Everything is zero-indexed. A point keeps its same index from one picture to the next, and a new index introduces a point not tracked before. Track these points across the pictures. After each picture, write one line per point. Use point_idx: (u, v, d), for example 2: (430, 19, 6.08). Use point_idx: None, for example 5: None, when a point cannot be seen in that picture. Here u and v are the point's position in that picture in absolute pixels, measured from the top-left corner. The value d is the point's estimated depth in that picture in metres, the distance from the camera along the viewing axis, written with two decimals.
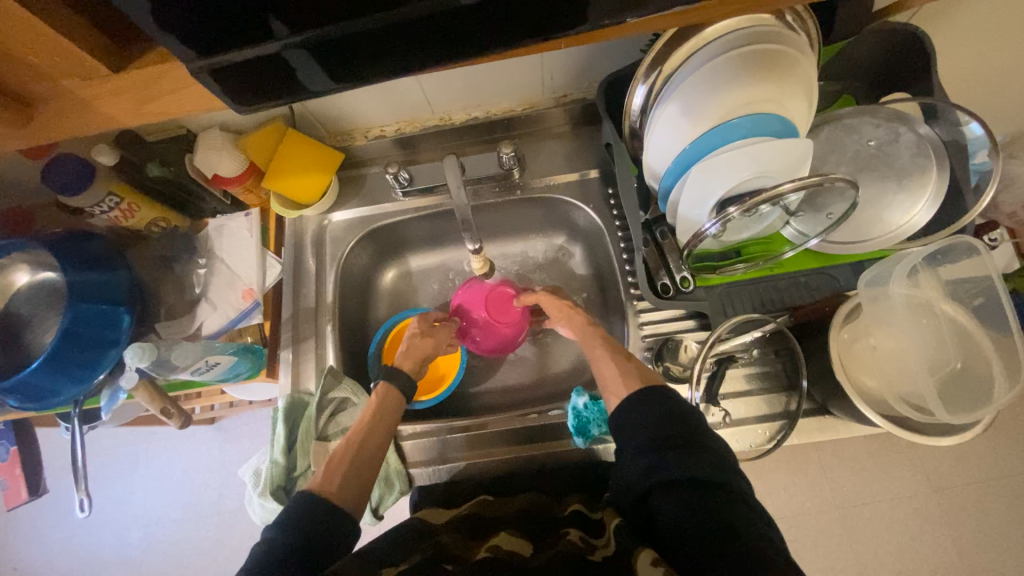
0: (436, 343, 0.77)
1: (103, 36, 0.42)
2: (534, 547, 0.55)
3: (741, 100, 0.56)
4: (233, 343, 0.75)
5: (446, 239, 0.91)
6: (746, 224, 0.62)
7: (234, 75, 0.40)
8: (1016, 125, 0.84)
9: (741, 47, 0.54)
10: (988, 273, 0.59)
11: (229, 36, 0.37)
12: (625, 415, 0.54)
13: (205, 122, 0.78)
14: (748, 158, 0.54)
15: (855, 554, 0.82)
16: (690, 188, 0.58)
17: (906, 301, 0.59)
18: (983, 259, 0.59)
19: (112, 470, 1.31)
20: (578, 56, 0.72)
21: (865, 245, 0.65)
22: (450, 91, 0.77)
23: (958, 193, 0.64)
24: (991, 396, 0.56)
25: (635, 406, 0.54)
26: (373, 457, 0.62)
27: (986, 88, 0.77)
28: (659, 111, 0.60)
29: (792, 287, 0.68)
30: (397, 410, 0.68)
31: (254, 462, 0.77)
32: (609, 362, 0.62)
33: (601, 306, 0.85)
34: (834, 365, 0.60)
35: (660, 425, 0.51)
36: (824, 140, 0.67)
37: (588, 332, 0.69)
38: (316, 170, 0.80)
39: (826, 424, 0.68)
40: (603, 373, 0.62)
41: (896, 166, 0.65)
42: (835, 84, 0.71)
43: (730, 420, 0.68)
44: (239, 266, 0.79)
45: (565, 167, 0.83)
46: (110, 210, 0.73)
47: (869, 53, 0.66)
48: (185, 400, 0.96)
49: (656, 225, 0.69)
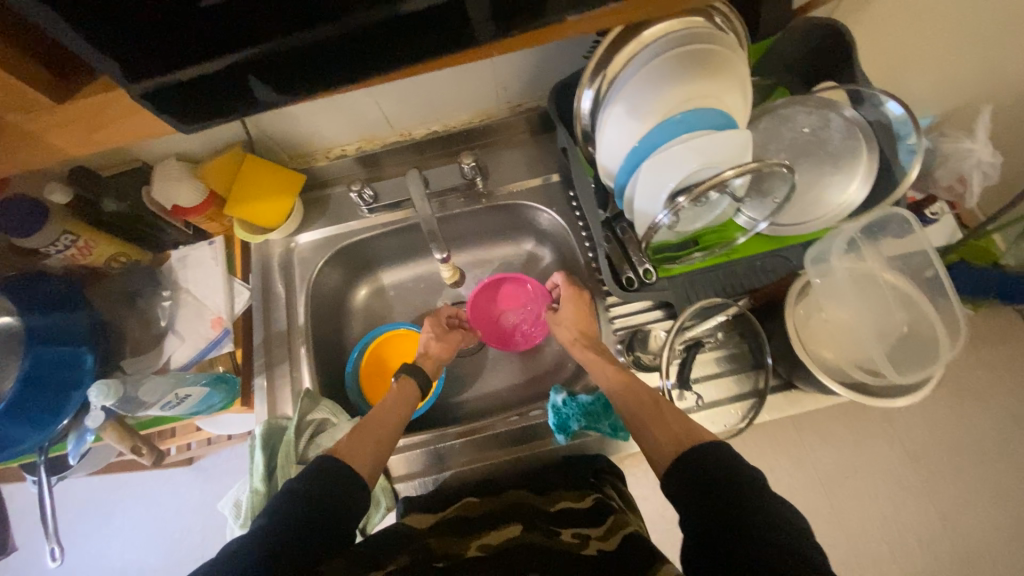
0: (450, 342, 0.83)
1: (44, 68, 0.42)
2: (523, 527, 0.59)
3: (680, 98, 0.59)
4: (205, 374, 0.73)
5: (416, 251, 0.91)
6: (697, 213, 0.65)
7: (177, 93, 0.41)
8: (941, 107, 0.91)
9: (676, 49, 0.58)
10: (923, 248, 0.62)
11: (166, 55, 0.38)
12: (670, 477, 0.54)
13: (161, 153, 0.77)
14: (694, 151, 0.57)
15: (843, 526, 0.82)
16: (643, 183, 0.60)
17: (850, 274, 0.63)
18: (917, 235, 0.62)
19: (83, 525, 1.25)
20: (528, 66, 0.75)
21: (811, 224, 0.69)
22: (407, 106, 0.78)
23: (890, 170, 0.68)
24: (935, 354, 0.58)
25: (690, 465, 0.53)
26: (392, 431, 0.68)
27: (907, 74, 0.83)
28: (606, 112, 0.63)
29: (750, 272, 0.70)
30: (416, 395, 0.75)
31: (234, 493, 0.73)
32: (642, 415, 0.62)
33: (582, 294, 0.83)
34: (792, 341, 0.63)
35: (721, 483, 0.49)
36: (762, 130, 0.71)
37: (602, 364, 0.70)
38: (278, 193, 0.80)
39: (794, 398, 0.70)
40: (637, 428, 0.62)
41: (830, 150, 0.69)
42: (768, 79, 0.75)
43: (702, 402, 0.70)
44: (205, 294, 0.79)
45: (527, 174, 0.85)
46: (65, 249, 0.71)
47: (797, 48, 0.71)
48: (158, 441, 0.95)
49: (617, 221, 0.73)
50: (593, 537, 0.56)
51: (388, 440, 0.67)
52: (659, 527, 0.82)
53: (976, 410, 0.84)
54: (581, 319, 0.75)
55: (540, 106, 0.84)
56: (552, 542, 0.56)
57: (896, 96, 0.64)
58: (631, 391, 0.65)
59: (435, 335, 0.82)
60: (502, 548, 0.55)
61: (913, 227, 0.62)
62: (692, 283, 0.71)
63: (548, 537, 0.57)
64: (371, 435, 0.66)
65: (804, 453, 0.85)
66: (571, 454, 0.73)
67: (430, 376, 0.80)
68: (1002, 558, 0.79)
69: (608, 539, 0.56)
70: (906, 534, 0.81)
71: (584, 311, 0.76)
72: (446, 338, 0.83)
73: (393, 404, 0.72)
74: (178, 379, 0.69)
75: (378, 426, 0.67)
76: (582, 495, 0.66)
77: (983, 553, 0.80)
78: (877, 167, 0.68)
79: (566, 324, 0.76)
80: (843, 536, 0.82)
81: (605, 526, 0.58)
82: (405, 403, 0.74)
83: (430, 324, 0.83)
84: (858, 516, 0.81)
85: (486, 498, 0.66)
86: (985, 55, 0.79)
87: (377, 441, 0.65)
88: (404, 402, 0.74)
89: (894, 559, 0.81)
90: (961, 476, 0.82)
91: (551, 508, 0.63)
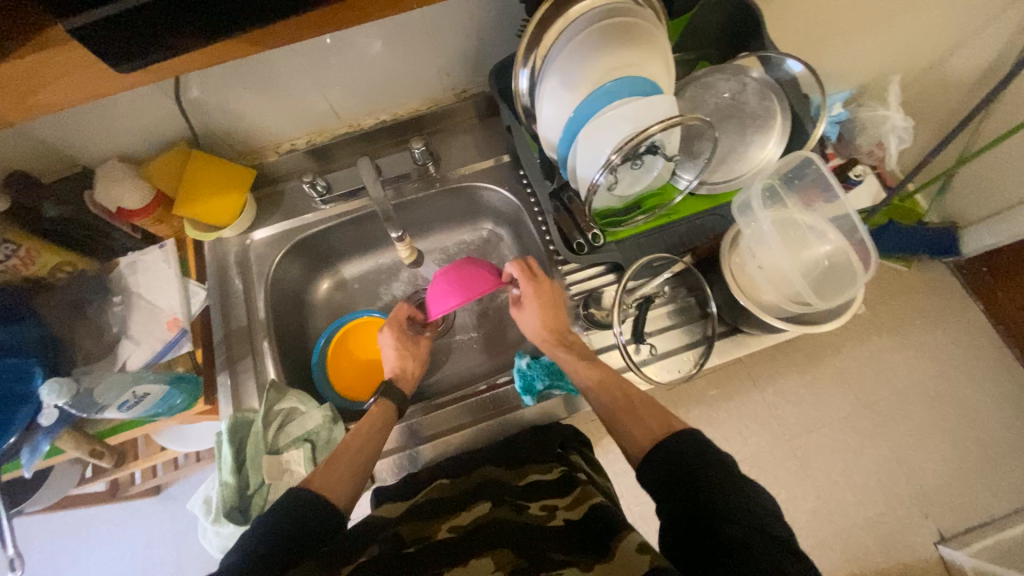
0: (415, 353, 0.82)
1: None
2: (491, 503, 0.60)
3: (609, 67, 0.64)
4: (166, 373, 0.71)
5: (374, 241, 0.93)
6: (635, 176, 0.70)
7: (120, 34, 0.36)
8: (848, 77, 1.01)
9: (600, 23, 0.63)
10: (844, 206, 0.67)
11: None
12: (645, 464, 0.56)
13: (101, 154, 0.76)
14: (625, 115, 0.61)
15: (812, 479, 0.96)
16: (581, 149, 0.64)
17: (772, 221, 0.67)
18: (840, 200, 0.68)
19: (47, 568, 1.22)
20: (468, 50, 0.77)
21: (737, 181, 0.75)
22: (355, 96, 0.80)
23: (801, 127, 0.75)
24: (854, 280, 0.64)
25: (670, 455, 0.54)
26: (371, 455, 0.67)
27: (816, 46, 0.92)
28: (542, 86, 0.67)
29: (690, 232, 0.76)
30: (394, 417, 0.73)
31: (204, 491, 0.73)
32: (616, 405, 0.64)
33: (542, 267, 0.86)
34: (732, 288, 0.68)
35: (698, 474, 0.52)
36: (689, 98, 0.77)
37: (580, 365, 0.69)
38: (228, 189, 0.79)
39: (741, 342, 0.76)
40: (613, 425, 0.63)
41: (749, 111, 0.76)
42: (691, 53, 0.81)
43: (657, 353, 0.75)
44: (159, 297, 0.77)
45: (477, 157, 0.88)
46: (6, 259, 0.69)
47: (713, 21, 0.77)
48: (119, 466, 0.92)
49: (563, 190, 0.75)
50: (560, 508, 0.59)
51: (358, 464, 0.65)
52: (627, 483, 0.87)
53: (903, 365, 1.05)
54: (548, 318, 0.73)
55: (484, 91, 0.86)
56: (522, 516, 0.57)
57: (794, 56, 0.72)
58: (604, 387, 0.66)
59: (397, 344, 0.81)
60: (473, 526, 0.56)
61: (835, 190, 0.68)
62: (639, 244, 0.75)
63: (518, 512, 0.58)
64: (349, 456, 0.66)
65: (770, 414, 0.98)
66: (540, 420, 0.76)
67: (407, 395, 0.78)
68: (934, 486, 0.98)
69: (574, 508, 0.58)
70: (865, 476, 0.97)
71: (550, 307, 0.73)
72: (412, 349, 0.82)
73: (365, 423, 0.71)
74: (136, 377, 0.67)
75: (350, 451, 0.66)
76: (550, 467, 0.67)
77: (926, 481, 0.98)
78: (790, 125, 0.76)
79: (536, 328, 0.73)
80: (814, 490, 0.96)
81: (571, 495, 0.61)
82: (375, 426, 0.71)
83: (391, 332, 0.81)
84: (829, 471, 0.97)
85: (458, 477, 0.67)
86: (879, 29, 0.89)
87: (352, 459, 0.65)
88: (379, 426, 0.71)
89: (849, 496, 0.96)
90: (899, 420, 1.01)
91: (520, 481, 0.65)
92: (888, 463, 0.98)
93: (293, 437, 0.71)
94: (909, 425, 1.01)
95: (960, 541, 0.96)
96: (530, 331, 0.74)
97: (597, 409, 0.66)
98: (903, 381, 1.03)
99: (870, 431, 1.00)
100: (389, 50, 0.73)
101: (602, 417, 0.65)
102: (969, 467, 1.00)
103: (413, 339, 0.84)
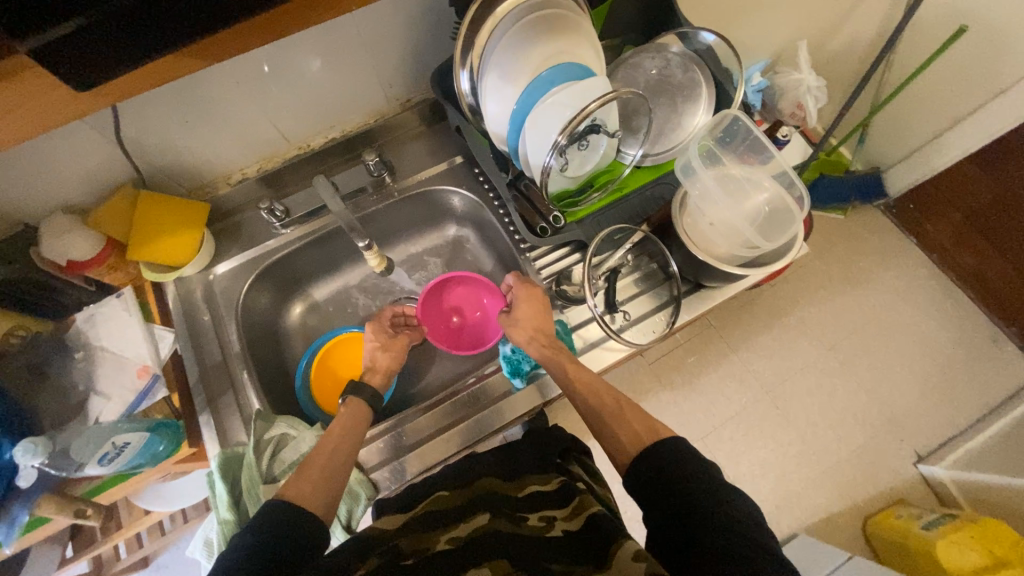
0: (394, 347, 0.83)
1: None
2: (490, 514, 0.59)
3: (543, 57, 0.68)
4: (144, 420, 0.69)
5: (339, 261, 0.92)
6: (584, 156, 0.74)
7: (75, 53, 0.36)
8: (763, 46, 1.10)
9: (527, 17, 0.66)
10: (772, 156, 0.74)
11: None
12: (630, 474, 0.56)
13: (43, 209, 0.74)
14: (564, 98, 0.64)
15: None
16: (530, 137, 0.67)
17: (714, 180, 0.72)
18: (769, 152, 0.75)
19: None
20: (406, 58, 0.80)
21: (677, 151, 0.81)
22: (299, 117, 0.81)
23: (725, 92, 0.81)
24: (792, 220, 0.71)
25: (654, 463, 0.54)
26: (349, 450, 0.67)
27: (731, 20, 0.99)
28: (483, 84, 0.70)
29: (644, 202, 0.81)
30: (366, 415, 0.73)
31: (202, 535, 0.71)
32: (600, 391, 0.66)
33: (510, 258, 0.89)
34: (691, 246, 0.72)
35: (682, 489, 0.51)
36: (621, 79, 0.82)
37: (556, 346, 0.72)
38: (183, 227, 0.78)
39: (704, 296, 0.81)
40: (601, 431, 0.64)
41: (676, 84, 0.82)
42: (615, 39, 0.86)
43: (631, 319, 0.78)
44: (123, 347, 0.73)
45: (431, 161, 0.91)
46: None
47: (630, 5, 0.82)
48: (102, 537, 0.87)
49: (519, 180, 0.79)
50: (559, 518, 0.58)
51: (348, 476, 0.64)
52: None
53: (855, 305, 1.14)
54: (536, 316, 0.75)
55: (427, 98, 0.89)
56: (521, 529, 0.57)
57: (706, 28, 0.78)
58: (594, 392, 0.67)
59: (376, 341, 0.83)
60: (470, 538, 0.56)
61: (762, 144, 0.75)
62: (597, 221, 0.80)
63: (516, 524, 0.58)
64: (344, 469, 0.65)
65: None
66: (532, 403, 0.77)
67: (376, 387, 0.79)
68: (901, 411, 1.09)
69: (571, 518, 0.58)
70: (840, 409, 1.09)
71: (540, 309, 0.76)
72: (394, 346, 0.83)
73: (346, 422, 0.70)
74: (113, 427, 0.66)
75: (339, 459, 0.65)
76: (550, 477, 0.66)
77: (895, 408, 1.10)
78: (715, 92, 0.82)
79: (530, 322, 0.75)
80: None
81: (571, 505, 0.60)
82: (357, 423, 0.71)
83: (375, 329, 0.83)
84: None
85: (457, 488, 0.65)
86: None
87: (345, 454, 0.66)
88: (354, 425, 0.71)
89: (830, 432, 1.07)
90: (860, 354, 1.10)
91: (519, 492, 0.64)
92: (857, 394, 1.10)
93: (288, 463, 0.70)
94: (872, 358, 1.13)
95: (936, 457, 1.06)
96: (518, 333, 0.75)
97: (582, 410, 0.67)
98: (856, 318, 1.16)
99: (835, 368, 1.12)
100: (328, 69, 0.75)
101: (590, 419, 0.66)
102: (930, 388, 1.12)
103: (392, 335, 0.85)
